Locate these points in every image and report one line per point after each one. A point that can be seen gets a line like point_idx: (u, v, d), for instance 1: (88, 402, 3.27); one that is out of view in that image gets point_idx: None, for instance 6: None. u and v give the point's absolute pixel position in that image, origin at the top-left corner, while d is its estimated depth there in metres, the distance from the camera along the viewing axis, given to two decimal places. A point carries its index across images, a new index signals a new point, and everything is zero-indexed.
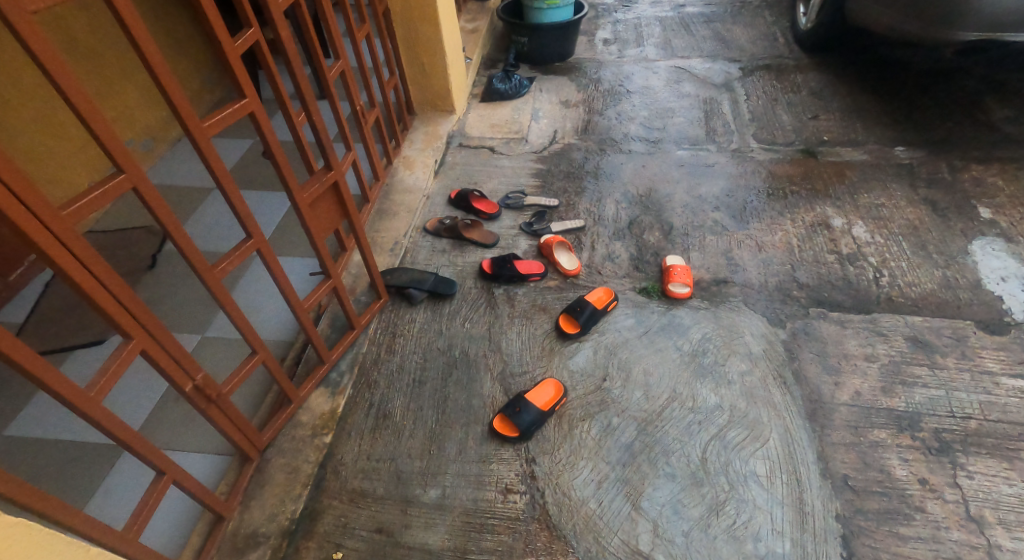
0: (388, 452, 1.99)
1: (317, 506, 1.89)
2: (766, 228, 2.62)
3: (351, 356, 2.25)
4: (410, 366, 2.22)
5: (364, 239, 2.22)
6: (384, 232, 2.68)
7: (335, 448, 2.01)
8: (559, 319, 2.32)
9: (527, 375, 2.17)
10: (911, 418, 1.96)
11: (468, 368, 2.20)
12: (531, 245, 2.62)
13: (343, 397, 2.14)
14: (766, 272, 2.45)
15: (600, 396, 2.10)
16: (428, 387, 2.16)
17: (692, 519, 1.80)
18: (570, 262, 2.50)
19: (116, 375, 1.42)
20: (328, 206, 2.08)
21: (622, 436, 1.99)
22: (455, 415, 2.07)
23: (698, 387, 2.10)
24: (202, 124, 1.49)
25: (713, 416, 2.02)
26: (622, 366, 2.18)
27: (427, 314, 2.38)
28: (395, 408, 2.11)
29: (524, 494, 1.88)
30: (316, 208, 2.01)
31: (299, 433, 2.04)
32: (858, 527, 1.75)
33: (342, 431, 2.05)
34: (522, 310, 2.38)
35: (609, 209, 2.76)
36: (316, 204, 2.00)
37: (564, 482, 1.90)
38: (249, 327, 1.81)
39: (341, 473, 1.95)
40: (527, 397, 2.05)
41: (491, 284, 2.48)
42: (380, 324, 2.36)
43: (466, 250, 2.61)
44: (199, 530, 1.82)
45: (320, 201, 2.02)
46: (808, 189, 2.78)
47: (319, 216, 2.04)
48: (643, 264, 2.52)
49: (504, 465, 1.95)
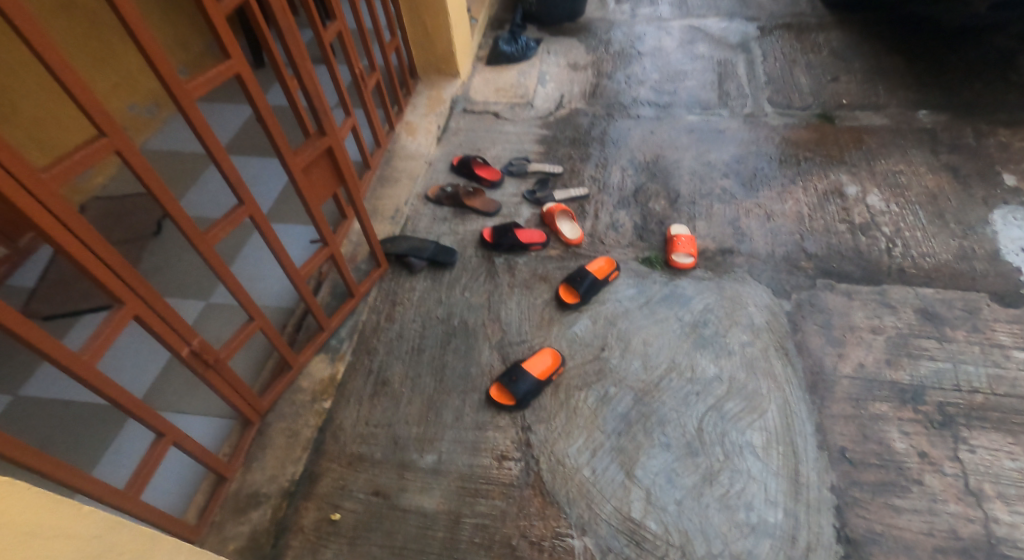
0: (387, 418, 2.03)
1: (317, 469, 1.93)
2: (775, 197, 2.55)
3: (351, 323, 2.28)
4: (409, 335, 2.24)
5: (360, 206, 2.21)
6: (386, 200, 2.67)
7: (335, 413, 2.05)
8: (559, 289, 2.30)
9: (526, 344, 2.17)
10: (915, 391, 1.93)
11: (466, 337, 2.22)
12: (533, 213, 2.59)
13: (342, 363, 2.17)
14: (773, 242, 2.39)
15: (597, 365, 2.09)
16: (426, 355, 2.18)
17: (685, 488, 1.80)
18: (571, 231, 2.47)
19: (109, 340, 1.45)
20: (323, 173, 2.06)
21: (618, 405, 2.00)
22: (453, 383, 2.10)
23: (697, 357, 2.08)
24: (186, 85, 1.48)
25: (711, 387, 2.01)
26: (621, 336, 2.16)
27: (427, 283, 2.39)
28: (394, 376, 2.14)
29: (520, 462, 1.90)
30: (310, 176, 2.00)
31: (300, 398, 2.08)
32: (852, 498, 1.74)
33: (342, 397, 2.09)
34: (523, 279, 2.36)
35: (614, 177, 2.70)
36: (310, 170, 1.99)
37: (559, 451, 1.92)
38: (244, 294, 1.83)
39: (340, 438, 2.00)
40: (524, 366, 2.05)
41: (492, 253, 2.46)
42: (380, 292, 2.37)
43: (467, 218, 2.60)
44: (203, 489, 1.88)
45: (315, 168, 2.01)
46: (822, 155, 2.69)
47: (313, 184, 2.03)
48: (646, 233, 2.47)
49: (499, 432, 1.97)
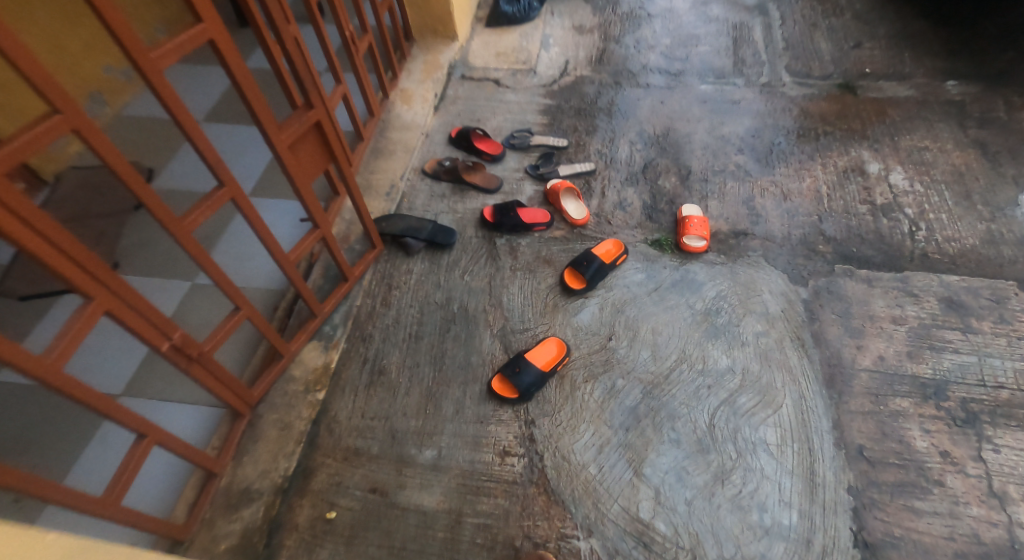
0: (384, 410, 1.93)
1: (311, 463, 1.84)
2: (792, 174, 2.41)
3: (345, 308, 2.16)
4: (406, 322, 2.13)
5: (352, 185, 2.07)
6: (380, 175, 2.52)
7: (330, 404, 1.95)
8: (564, 273, 2.18)
9: (529, 332, 2.07)
10: (937, 386, 1.84)
11: (466, 324, 2.11)
12: (537, 190, 2.45)
13: (336, 351, 2.06)
14: (789, 224, 2.27)
15: (604, 356, 2.00)
16: (424, 342, 2.07)
17: (695, 487, 1.73)
18: (577, 211, 2.34)
19: (78, 338, 1.33)
20: (312, 150, 1.91)
21: (626, 398, 1.91)
22: (452, 373, 2.00)
23: (709, 348, 1.99)
24: (151, 53, 1.32)
25: (724, 380, 1.92)
26: (629, 324, 2.06)
27: (425, 265, 2.26)
28: (390, 365, 2.03)
29: (523, 458, 1.82)
30: (297, 153, 1.85)
31: (292, 388, 1.98)
32: (870, 500, 1.67)
33: (336, 388, 1.99)
34: (526, 262, 2.24)
35: (622, 151, 2.55)
36: (298, 147, 1.84)
37: (564, 446, 1.83)
38: (227, 283, 1.71)
39: (335, 431, 1.90)
40: (527, 357, 1.95)
41: (493, 233, 2.33)
42: (375, 275, 2.24)
43: (467, 195, 2.45)
44: (191, 484, 1.79)
45: (303, 145, 1.86)
46: (843, 129, 2.53)
47: (301, 162, 1.87)
48: (656, 213, 2.34)
49: (502, 426, 1.88)
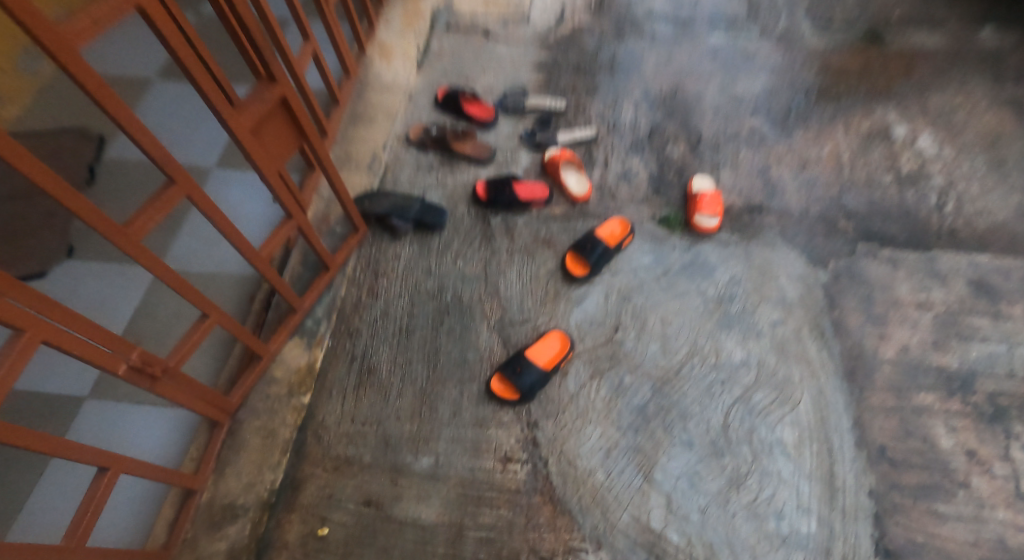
0: (376, 414, 1.79)
1: (298, 474, 1.71)
2: (811, 139, 2.21)
3: (328, 300, 1.98)
4: (396, 314, 1.96)
5: (328, 165, 1.83)
6: (360, 144, 2.28)
7: (316, 408, 1.80)
8: (566, 257, 2.01)
9: (529, 324, 1.92)
10: (964, 379, 1.74)
11: (461, 316, 1.95)
12: (533, 160, 2.24)
13: (321, 349, 1.90)
14: (808, 198, 2.09)
15: (610, 349, 1.86)
16: (417, 337, 1.92)
17: (709, 494, 1.63)
18: (578, 185, 2.13)
19: (11, 375, 1.15)
20: (279, 130, 1.66)
21: (634, 397, 1.79)
22: (448, 371, 1.85)
23: (722, 339, 1.86)
24: (63, 31, 1.08)
25: (738, 375, 1.80)
26: (636, 314, 1.91)
27: (413, 249, 2.07)
28: (381, 363, 1.88)
29: (526, 464, 1.71)
30: (261, 135, 1.60)
31: (274, 391, 1.82)
32: (892, 504, 1.59)
33: (322, 390, 1.83)
34: (523, 244, 2.06)
35: (626, 114, 2.32)
36: (261, 128, 1.58)
37: (570, 451, 1.72)
38: (191, 290, 1.50)
39: (323, 438, 1.76)
40: (529, 355, 1.80)
41: (487, 211, 2.14)
42: (359, 261, 2.05)
43: (457, 167, 2.23)
44: (171, 500, 1.65)
45: (267, 126, 1.61)
46: (867, 87, 2.31)
47: (267, 145, 1.63)
48: (664, 185, 2.15)
49: (502, 430, 1.76)
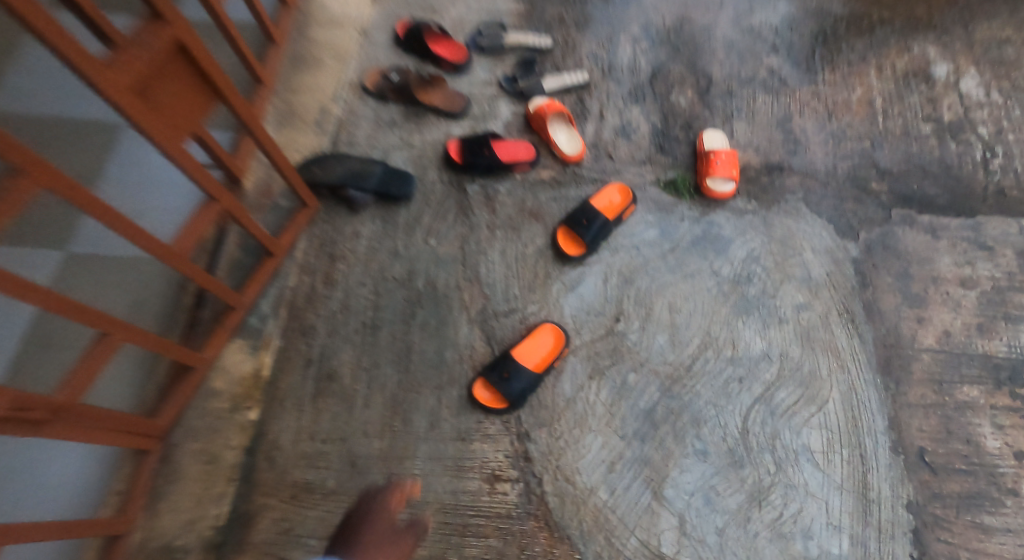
0: (340, 430, 1.51)
1: (250, 507, 1.43)
2: (840, 82, 1.88)
3: (275, 291, 1.63)
4: (358, 307, 1.64)
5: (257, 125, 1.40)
6: (306, 94, 1.84)
7: (267, 425, 1.50)
8: (557, 234, 1.72)
9: (517, 315, 1.64)
10: (1012, 368, 1.53)
11: (436, 307, 1.65)
12: (516, 113, 1.88)
13: (270, 353, 1.57)
14: (835, 154, 1.79)
15: (611, 343, 1.60)
16: (384, 335, 1.62)
17: (728, 512, 1.43)
18: (570, 143, 1.82)
19: None
20: (184, 88, 1.19)
21: (640, 399, 1.55)
22: (423, 374, 1.57)
23: (739, 328, 1.61)
24: None
25: (758, 370, 1.57)
26: (640, 300, 1.65)
27: (376, 226, 1.73)
28: (342, 366, 1.58)
29: (518, 483, 1.47)
30: (155, 99, 1.13)
31: (214, 407, 1.49)
32: (933, 518, 1.41)
33: (273, 402, 1.52)
34: (507, 218, 1.76)
35: (623, 54, 1.96)
36: (154, 88, 1.12)
37: (568, 466, 1.49)
38: (77, 309, 1.09)
39: (277, 461, 1.47)
40: (516, 356, 1.55)
41: (462, 177, 1.80)
42: (312, 242, 1.69)
43: (425, 122, 1.86)
44: (93, 546, 1.34)
45: (163, 83, 1.14)
46: (904, 16, 1.97)
47: (167, 111, 1.17)
48: (669, 142, 1.84)
49: (488, 444, 1.51)
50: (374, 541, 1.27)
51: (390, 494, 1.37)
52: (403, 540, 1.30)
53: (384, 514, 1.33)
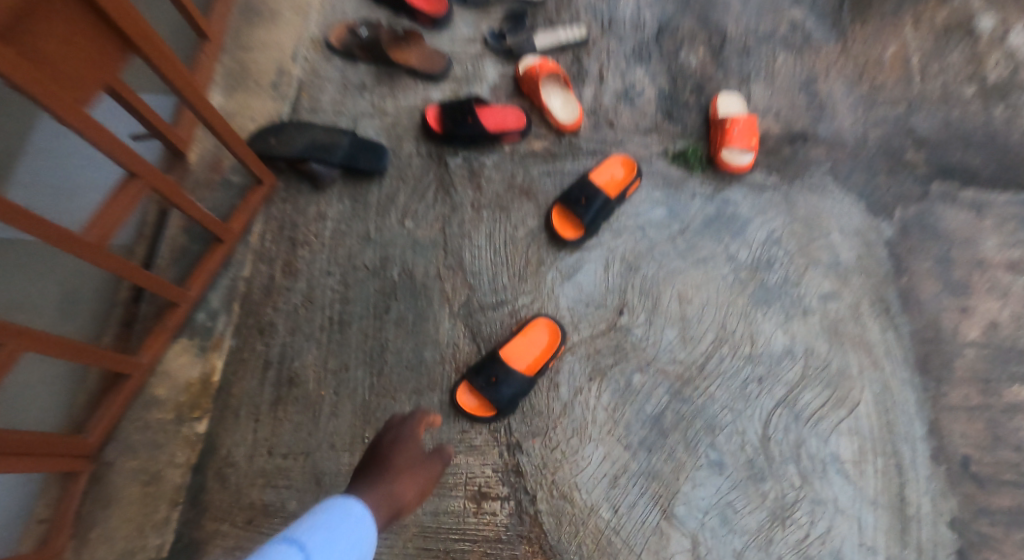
0: (303, 443, 1.31)
1: (197, 535, 1.23)
2: (870, 37, 1.66)
3: (227, 282, 1.40)
4: (324, 300, 1.43)
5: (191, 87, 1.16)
6: (260, 52, 1.59)
7: (217, 439, 1.29)
8: (551, 214, 1.51)
9: (506, 309, 1.44)
10: None
11: (413, 299, 1.44)
12: (503, 75, 1.65)
13: (220, 355, 1.35)
14: (866, 120, 1.57)
15: (613, 340, 1.41)
16: (354, 332, 1.41)
17: (747, 532, 1.26)
18: (566, 109, 1.59)
19: None
20: (80, 35, 0.96)
21: (646, 403, 1.37)
22: (399, 377, 1.38)
23: (758, 321, 1.42)
24: None
25: (780, 369, 1.38)
26: (645, 290, 1.46)
27: (344, 205, 1.50)
28: (306, 369, 1.37)
29: (508, 502, 1.29)
30: (34, 46, 0.91)
31: (155, 418, 1.28)
32: (979, 536, 1.24)
33: (225, 412, 1.31)
34: (494, 196, 1.54)
35: (625, 6, 1.72)
36: (30, 31, 0.90)
37: (565, 481, 1.31)
38: None
39: (230, 480, 1.27)
40: (505, 356, 1.35)
41: (443, 149, 1.58)
42: (269, 225, 1.46)
43: (399, 85, 1.62)
44: None
45: (47, 27, 0.92)
46: None
47: (56, 63, 0.94)
48: (678, 108, 1.62)
49: (474, 457, 1.33)
50: (405, 469, 1.09)
51: (419, 419, 1.17)
52: (434, 469, 1.13)
53: (414, 440, 1.14)
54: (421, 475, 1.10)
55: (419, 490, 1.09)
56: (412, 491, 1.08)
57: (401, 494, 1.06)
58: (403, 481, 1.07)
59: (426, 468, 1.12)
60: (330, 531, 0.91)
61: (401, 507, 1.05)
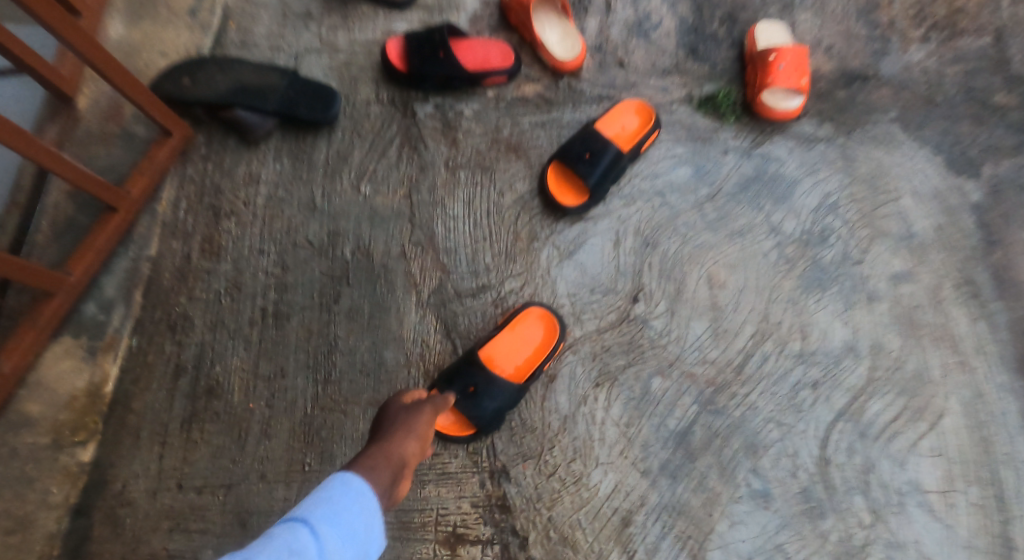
0: (224, 473, 1.01)
1: None
2: None
3: (126, 264, 1.08)
4: (255, 286, 1.11)
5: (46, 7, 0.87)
6: None
7: (109, 471, 0.98)
8: (547, 175, 1.19)
9: (489, 296, 1.13)
10: None
11: (371, 284, 1.13)
12: (485, 2, 1.32)
13: (115, 359, 1.04)
14: (942, 55, 1.25)
15: (627, 335, 1.11)
16: (294, 326, 1.09)
17: None
18: (564, 44, 1.26)
19: None
20: None
21: (670, 416, 1.07)
22: (352, 385, 1.07)
23: (812, 310, 1.11)
24: None
25: (840, 371, 1.08)
26: (667, 271, 1.15)
27: (283, 165, 1.18)
28: (230, 376, 1.06)
29: (491, 547, 1.00)
30: None
31: (25, 444, 0.96)
32: None
33: (120, 435, 1.00)
34: (474, 153, 1.22)
35: None
36: None
37: (567, 519, 1.01)
38: None
39: (125, 525, 0.96)
40: (486, 359, 1.05)
41: (410, 94, 1.25)
42: (184, 190, 1.14)
43: (354, 15, 1.28)
44: None
45: None
46: None
47: None
48: (705, 42, 1.29)
49: (449, 488, 1.02)
50: (391, 431, 0.86)
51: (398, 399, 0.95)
52: (426, 414, 0.89)
53: (394, 406, 0.91)
54: (412, 425, 0.86)
55: (416, 438, 0.85)
56: (411, 446, 0.84)
57: (395, 450, 0.81)
58: (392, 438, 0.84)
59: (416, 416, 0.88)
60: (333, 502, 0.69)
61: (402, 463, 0.81)
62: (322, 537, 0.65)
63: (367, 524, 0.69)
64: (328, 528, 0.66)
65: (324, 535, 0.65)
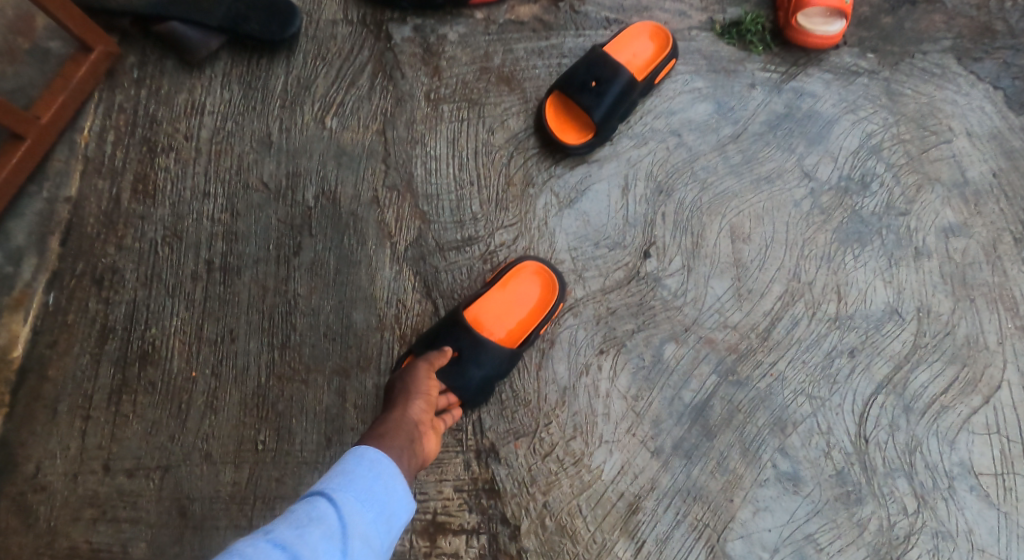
0: (160, 453, 0.85)
1: None
2: None
3: (40, 205, 0.92)
4: (199, 234, 0.93)
5: None
6: None
7: (17, 447, 0.84)
8: (546, 109, 1.01)
9: (476, 249, 0.97)
10: None
11: (337, 234, 0.96)
12: None
13: (25, 317, 0.88)
14: None
15: (636, 295, 0.95)
16: (244, 282, 0.92)
17: None
18: None
19: None
20: None
21: (686, 389, 0.92)
22: (313, 351, 0.90)
23: (850, 267, 0.96)
24: None
25: (883, 336, 0.93)
26: (683, 221, 0.99)
27: (232, 92, 1.00)
28: (167, 340, 0.89)
29: (477, 538, 0.85)
30: None
31: None
32: None
33: (31, 406, 0.85)
34: (459, 84, 1.04)
35: None
36: None
37: (566, 506, 0.87)
38: None
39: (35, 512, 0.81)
40: (473, 321, 0.89)
41: (385, 13, 1.06)
42: (111, 120, 0.97)
43: None
44: None
45: None
46: None
47: None
48: None
49: (428, 470, 0.87)
50: (394, 397, 0.78)
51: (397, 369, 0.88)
52: (424, 367, 0.81)
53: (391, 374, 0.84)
54: (413, 383, 0.78)
55: (421, 394, 0.77)
56: (418, 405, 0.76)
57: (402, 413, 0.74)
58: (396, 404, 0.76)
59: (413, 373, 0.80)
60: (347, 469, 0.62)
61: (413, 423, 0.74)
62: (340, 502, 0.57)
63: (389, 485, 0.61)
64: (344, 493, 0.58)
65: (343, 500, 0.58)
